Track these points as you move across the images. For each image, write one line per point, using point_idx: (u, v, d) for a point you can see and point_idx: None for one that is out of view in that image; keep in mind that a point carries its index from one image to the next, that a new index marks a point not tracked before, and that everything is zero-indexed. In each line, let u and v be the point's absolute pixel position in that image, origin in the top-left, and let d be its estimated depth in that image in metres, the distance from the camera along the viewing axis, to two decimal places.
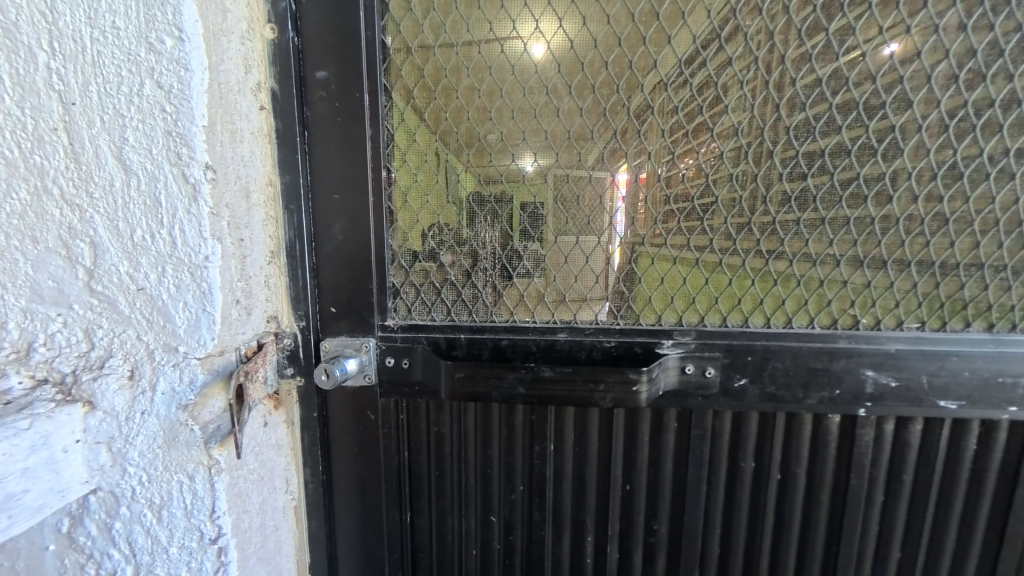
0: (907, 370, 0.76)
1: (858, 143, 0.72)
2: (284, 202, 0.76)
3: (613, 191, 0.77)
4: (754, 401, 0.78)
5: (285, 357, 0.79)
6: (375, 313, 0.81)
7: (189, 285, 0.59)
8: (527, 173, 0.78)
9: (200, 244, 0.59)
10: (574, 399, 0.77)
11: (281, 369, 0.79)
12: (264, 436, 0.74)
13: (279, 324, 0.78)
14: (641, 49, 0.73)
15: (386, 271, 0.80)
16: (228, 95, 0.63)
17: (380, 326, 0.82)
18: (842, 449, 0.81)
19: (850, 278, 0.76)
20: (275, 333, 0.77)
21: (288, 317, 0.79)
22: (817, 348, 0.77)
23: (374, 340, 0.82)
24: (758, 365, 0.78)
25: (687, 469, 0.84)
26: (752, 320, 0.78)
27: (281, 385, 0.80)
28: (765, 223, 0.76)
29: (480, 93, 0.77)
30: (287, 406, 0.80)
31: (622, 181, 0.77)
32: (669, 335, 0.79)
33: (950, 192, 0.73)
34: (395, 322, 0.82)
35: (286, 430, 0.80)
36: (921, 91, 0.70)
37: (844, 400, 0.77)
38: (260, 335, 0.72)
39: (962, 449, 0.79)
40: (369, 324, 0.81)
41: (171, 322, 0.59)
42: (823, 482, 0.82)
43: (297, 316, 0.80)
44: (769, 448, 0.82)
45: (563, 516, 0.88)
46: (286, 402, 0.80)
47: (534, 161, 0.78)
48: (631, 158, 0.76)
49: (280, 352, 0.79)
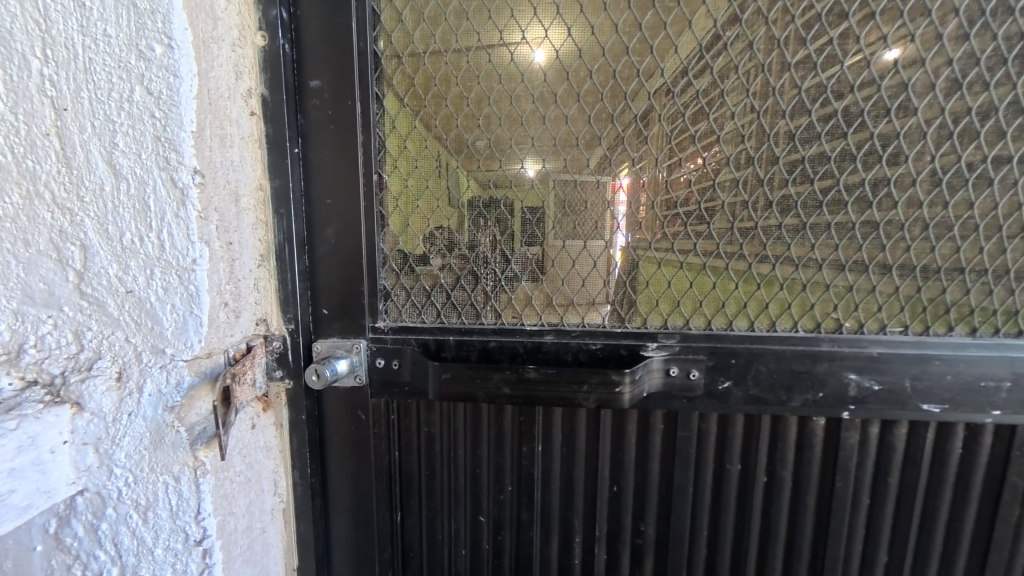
0: (890, 374, 0.76)
1: (838, 148, 0.73)
2: (274, 206, 0.77)
3: (613, 197, 0.78)
4: (738, 403, 0.79)
5: (275, 360, 0.80)
6: (366, 314, 0.82)
7: (177, 287, 0.60)
8: (524, 176, 0.79)
9: (188, 247, 0.60)
10: (557, 401, 0.78)
11: (271, 372, 0.79)
12: (252, 438, 0.74)
13: (268, 327, 0.78)
14: (625, 59, 0.74)
15: (376, 273, 0.81)
16: (218, 100, 0.64)
17: (371, 327, 0.83)
18: (827, 452, 0.81)
19: (833, 281, 0.77)
20: (265, 336, 0.77)
21: (278, 320, 0.80)
22: (801, 351, 0.77)
23: (365, 341, 0.83)
24: (742, 368, 0.78)
25: (674, 469, 0.84)
26: (736, 324, 0.79)
27: (270, 388, 0.80)
28: (747, 227, 0.77)
29: (469, 102, 0.78)
30: (276, 408, 0.80)
31: (624, 185, 0.77)
32: (654, 338, 0.80)
33: (930, 197, 0.74)
34: (386, 323, 0.83)
35: (275, 432, 0.80)
36: (898, 99, 0.71)
37: (827, 403, 0.77)
38: (249, 338, 0.73)
39: (948, 453, 0.79)
40: (360, 326, 0.82)
41: (159, 324, 0.60)
42: (809, 484, 0.83)
43: (287, 319, 0.80)
44: (755, 449, 0.82)
45: (552, 516, 0.88)
46: (275, 404, 0.80)
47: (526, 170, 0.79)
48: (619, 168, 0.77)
49: (269, 354, 0.79)
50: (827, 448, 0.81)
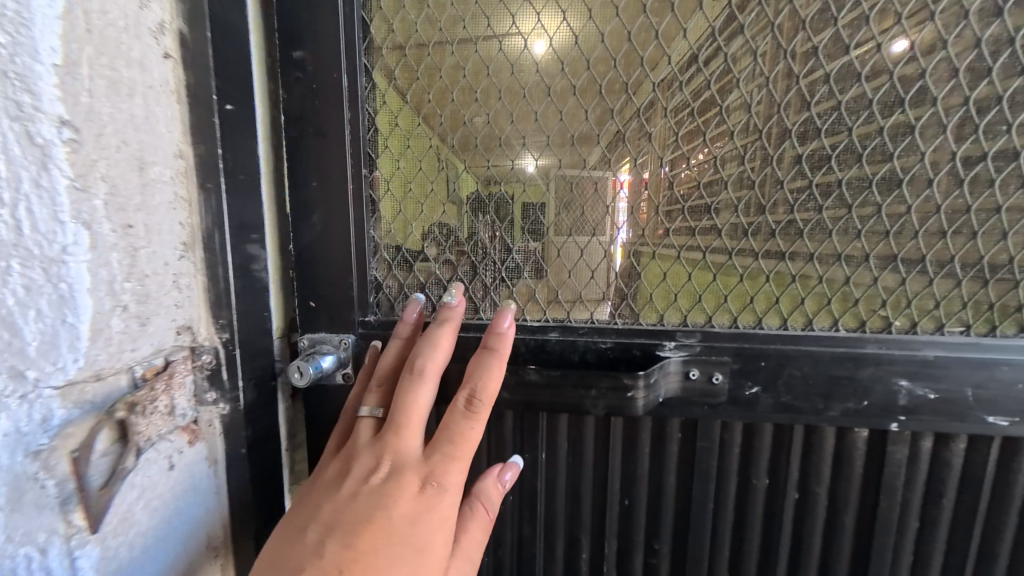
0: (947, 381, 0.66)
1: (892, 120, 0.63)
2: (200, 179, 0.55)
3: (614, 193, 0.70)
4: (767, 412, 0.70)
5: (207, 379, 0.57)
6: (356, 308, 0.75)
7: (43, 287, 0.37)
8: (526, 172, 0.71)
9: (56, 230, 0.38)
10: (562, 408, 0.70)
11: (201, 395, 0.57)
12: (169, 488, 0.52)
13: (194, 335, 0.55)
14: (642, 20, 0.65)
15: (366, 264, 0.74)
16: (108, 30, 0.43)
17: (361, 322, 0.75)
18: (869, 466, 0.71)
19: (880, 275, 0.67)
20: (191, 347, 0.55)
21: (207, 325, 0.57)
22: (842, 353, 0.67)
23: (354, 336, 0.75)
24: (772, 372, 0.69)
25: (692, 484, 0.75)
26: (766, 321, 0.70)
27: (203, 416, 0.57)
28: (780, 215, 0.67)
29: (466, 73, 0.70)
30: (208, 442, 0.58)
31: (624, 183, 0.69)
32: (671, 338, 0.70)
33: (1003, 175, 0.63)
34: (376, 318, 0.76)
35: (204, 475, 0.58)
36: (967, 58, 0.61)
37: (872, 413, 0.68)
38: (167, 350, 0.51)
39: (1014, 473, 0.69)
40: (350, 320, 0.75)
41: (20, 341, 0.36)
42: (848, 503, 0.73)
43: (219, 326, 0.58)
44: (785, 463, 0.73)
45: (556, 530, 0.81)
46: (208, 437, 0.58)
47: (534, 162, 0.71)
48: (634, 156, 0.68)
49: (198, 372, 0.56)
50: (868, 462, 0.71)
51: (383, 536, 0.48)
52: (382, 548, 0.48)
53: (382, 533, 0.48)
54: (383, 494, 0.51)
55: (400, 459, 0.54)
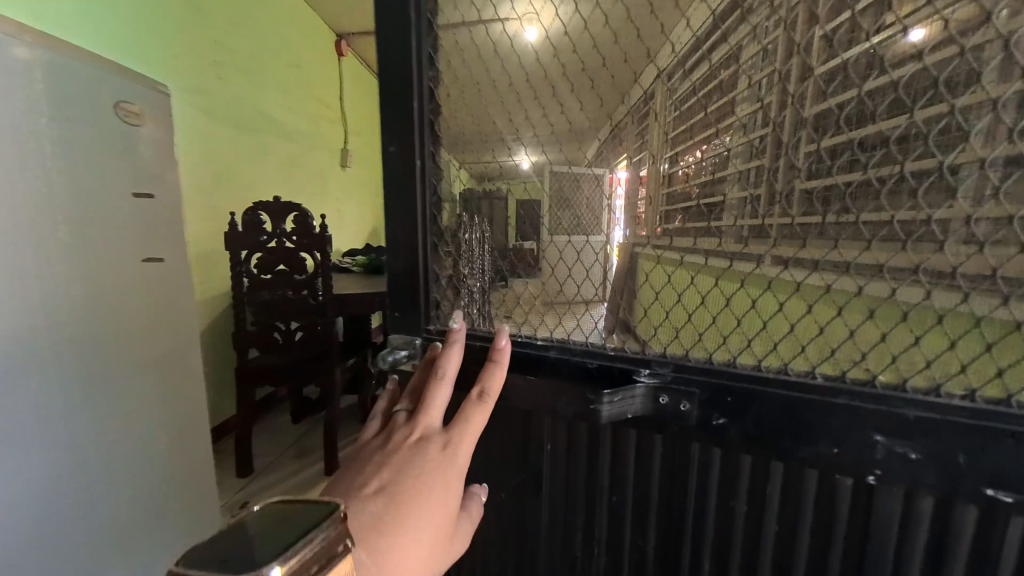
0: (1006, 457, 0.47)
1: (922, 113, 0.53)
2: None
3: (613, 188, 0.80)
4: (733, 447, 0.58)
5: None
6: (427, 313, 0.68)
7: None
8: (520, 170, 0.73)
9: None
10: (528, 427, 0.68)
11: None
12: None
13: None
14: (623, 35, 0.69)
15: (433, 283, 0.68)
16: None
17: (428, 326, 0.69)
18: (852, 510, 0.58)
19: (945, 312, 0.54)
20: None
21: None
22: (805, 400, 0.53)
23: (421, 338, 0.68)
24: (737, 410, 0.57)
25: (675, 483, 0.66)
26: (738, 360, 0.61)
27: None
28: (784, 221, 0.63)
29: (460, 82, 0.70)
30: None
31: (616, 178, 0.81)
32: (636, 375, 0.61)
33: None
34: (444, 325, 0.69)
35: None
36: (996, 61, 0.49)
37: (819, 467, 0.55)
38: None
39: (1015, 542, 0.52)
40: (421, 325, 0.69)
41: None
42: (826, 537, 0.61)
43: None
44: (763, 484, 0.62)
45: (530, 538, 0.77)
46: None
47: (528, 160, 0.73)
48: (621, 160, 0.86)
49: None
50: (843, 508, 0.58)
51: (404, 527, 0.45)
52: (404, 536, 0.45)
53: (399, 525, 0.45)
54: (399, 487, 0.47)
55: (422, 448, 0.50)
